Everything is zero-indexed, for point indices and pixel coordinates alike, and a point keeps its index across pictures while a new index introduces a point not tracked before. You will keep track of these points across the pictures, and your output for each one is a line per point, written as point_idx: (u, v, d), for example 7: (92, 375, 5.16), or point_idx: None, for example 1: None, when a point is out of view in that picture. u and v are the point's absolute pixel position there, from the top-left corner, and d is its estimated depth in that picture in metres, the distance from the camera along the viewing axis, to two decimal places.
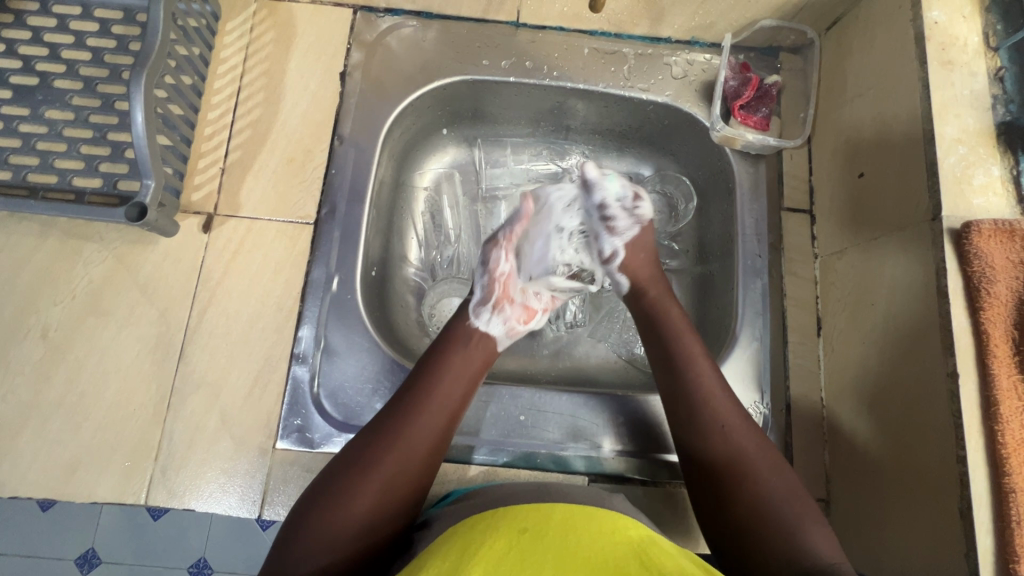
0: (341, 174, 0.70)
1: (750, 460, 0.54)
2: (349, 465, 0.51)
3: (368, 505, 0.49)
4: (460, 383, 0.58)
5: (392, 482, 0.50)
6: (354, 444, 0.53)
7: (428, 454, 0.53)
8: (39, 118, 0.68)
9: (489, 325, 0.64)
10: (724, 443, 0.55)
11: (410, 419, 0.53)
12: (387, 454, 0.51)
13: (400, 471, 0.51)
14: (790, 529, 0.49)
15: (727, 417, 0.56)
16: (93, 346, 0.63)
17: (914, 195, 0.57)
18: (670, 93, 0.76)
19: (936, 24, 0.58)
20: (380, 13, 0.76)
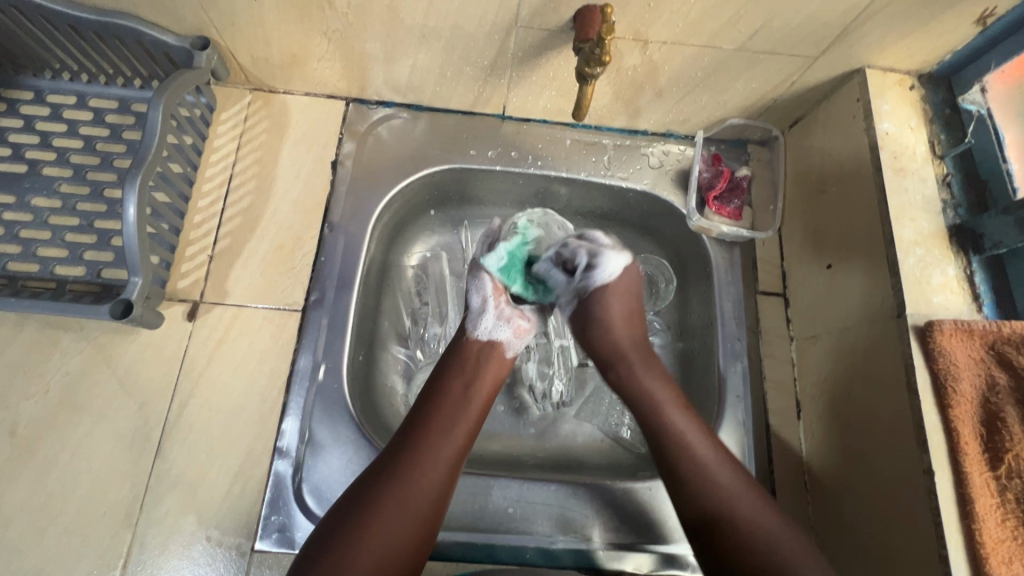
0: (331, 261, 0.71)
1: (733, 507, 0.53)
2: (357, 508, 0.51)
3: (373, 555, 0.48)
4: (462, 414, 0.59)
5: (395, 528, 0.50)
6: (350, 494, 0.53)
7: (433, 497, 0.53)
8: (25, 206, 0.69)
9: (492, 332, 0.67)
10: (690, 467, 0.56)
11: (413, 461, 0.54)
12: (390, 502, 0.51)
13: (407, 511, 0.51)
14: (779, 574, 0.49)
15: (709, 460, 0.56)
16: (64, 443, 0.61)
17: (879, 292, 0.60)
18: (647, 182, 0.80)
19: (887, 135, 0.64)
20: (372, 105, 0.79)
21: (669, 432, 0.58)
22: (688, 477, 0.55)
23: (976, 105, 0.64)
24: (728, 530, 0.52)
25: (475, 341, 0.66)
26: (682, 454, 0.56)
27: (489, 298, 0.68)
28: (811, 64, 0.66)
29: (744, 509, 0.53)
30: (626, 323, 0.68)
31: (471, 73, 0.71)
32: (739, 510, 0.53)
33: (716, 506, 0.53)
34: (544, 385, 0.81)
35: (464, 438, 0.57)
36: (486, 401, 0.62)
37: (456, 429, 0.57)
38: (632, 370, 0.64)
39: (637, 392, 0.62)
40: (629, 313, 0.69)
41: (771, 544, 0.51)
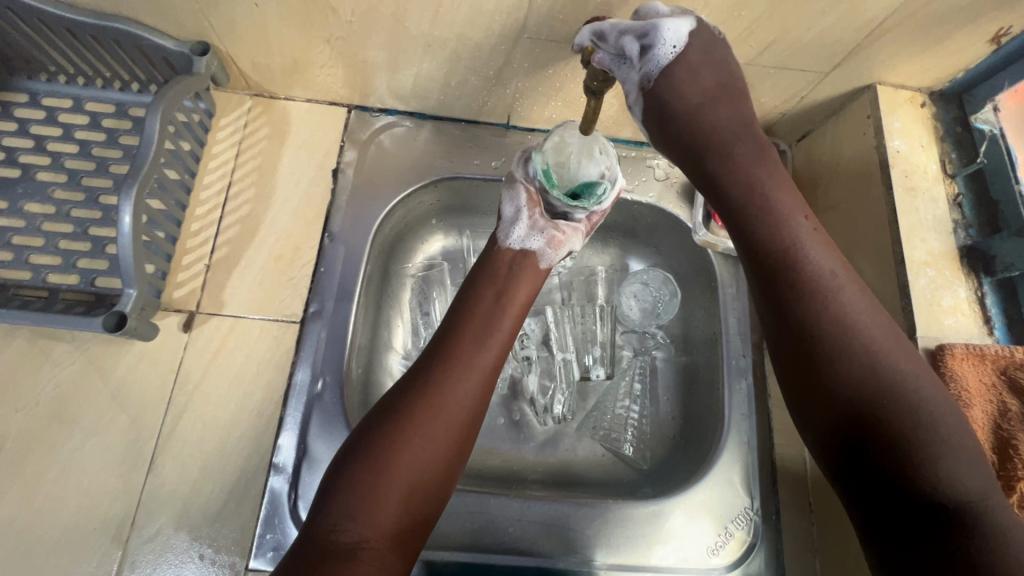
0: (330, 272, 0.70)
1: (910, 390, 0.46)
2: (390, 416, 0.52)
3: (419, 449, 0.50)
4: (497, 327, 0.60)
5: (434, 429, 0.52)
6: (383, 403, 0.53)
7: (470, 401, 0.54)
8: (17, 211, 0.67)
9: (525, 242, 0.66)
10: (835, 323, 0.49)
11: (447, 368, 0.55)
12: (427, 408, 0.52)
13: (445, 419, 0.52)
14: (934, 456, 0.44)
15: (851, 315, 0.49)
16: (55, 456, 0.59)
17: (888, 313, 0.59)
18: (653, 195, 0.79)
19: (897, 153, 0.63)
20: (374, 112, 0.77)
21: (834, 323, 0.49)
22: (835, 351, 0.48)
23: (989, 125, 0.62)
24: (894, 431, 0.45)
25: (508, 251, 0.65)
26: (847, 336, 0.48)
27: (524, 208, 0.66)
28: (822, 80, 0.65)
29: (923, 388, 0.46)
30: (712, 86, 0.55)
31: (475, 82, 0.70)
32: (883, 357, 0.47)
33: (879, 408, 0.46)
34: (546, 400, 0.79)
35: (499, 346, 0.59)
36: (520, 310, 0.63)
37: (492, 339, 0.58)
38: (744, 154, 0.54)
39: (796, 266, 0.50)
40: (688, 113, 0.55)
41: (940, 423, 0.45)
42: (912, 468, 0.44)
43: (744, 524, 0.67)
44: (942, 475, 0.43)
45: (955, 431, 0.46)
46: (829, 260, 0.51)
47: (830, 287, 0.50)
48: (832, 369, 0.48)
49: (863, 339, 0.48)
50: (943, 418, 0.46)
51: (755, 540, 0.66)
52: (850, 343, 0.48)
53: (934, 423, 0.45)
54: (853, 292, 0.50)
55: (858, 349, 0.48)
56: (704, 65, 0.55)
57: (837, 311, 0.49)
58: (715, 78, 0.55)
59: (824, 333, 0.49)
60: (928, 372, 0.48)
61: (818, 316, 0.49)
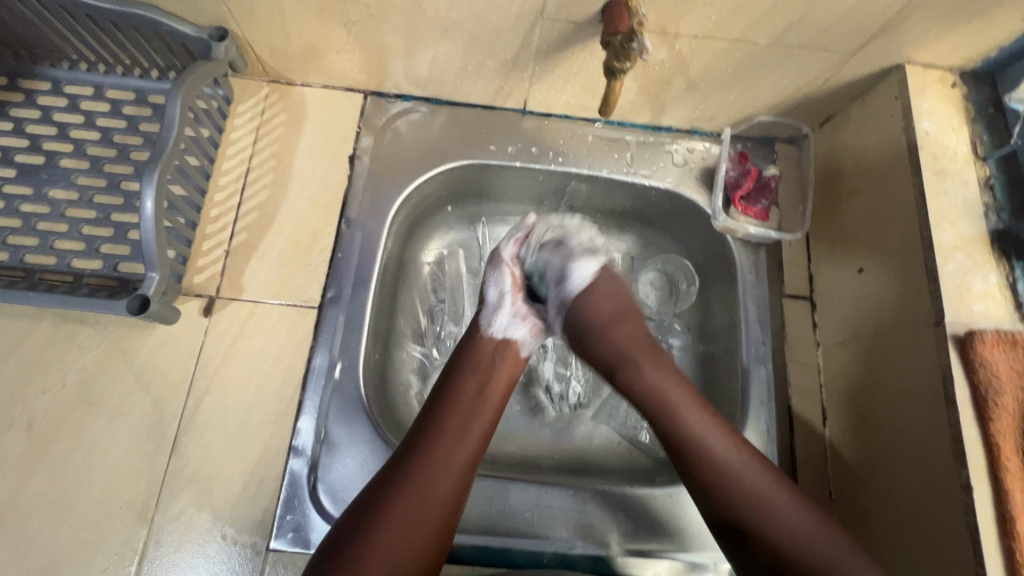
0: (348, 258, 0.70)
1: (757, 491, 0.54)
2: (368, 514, 0.51)
3: (395, 549, 0.49)
4: (477, 414, 0.58)
5: (406, 533, 0.50)
6: (361, 502, 0.52)
7: (444, 511, 0.52)
8: (42, 197, 0.68)
9: (506, 330, 0.65)
10: (704, 466, 0.56)
11: (427, 460, 0.54)
12: (405, 503, 0.51)
13: (421, 515, 0.51)
14: (800, 552, 0.52)
15: (740, 470, 0.55)
16: (81, 437, 0.61)
17: (915, 298, 0.58)
18: (671, 180, 0.78)
19: (926, 134, 0.61)
20: (390, 98, 0.77)
21: (718, 476, 0.55)
22: (726, 501, 0.54)
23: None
24: (760, 528, 0.53)
25: (490, 339, 0.64)
26: (739, 503, 0.54)
27: (506, 294, 0.67)
28: (848, 60, 0.63)
29: (792, 515, 0.53)
30: (627, 325, 0.64)
31: (492, 66, 0.69)
32: (756, 514, 0.53)
33: (749, 525, 0.53)
34: (562, 386, 0.81)
35: (481, 435, 0.57)
36: (501, 401, 0.61)
37: (473, 425, 0.57)
38: (643, 367, 0.61)
39: (688, 445, 0.57)
40: (609, 284, 0.66)
41: (796, 520, 0.53)
42: (785, 550, 0.52)
43: None
44: (796, 541, 0.52)
45: (830, 533, 0.52)
46: (716, 433, 0.57)
47: (751, 480, 0.55)
48: (710, 490, 0.55)
49: (763, 500, 0.53)
50: (801, 529, 0.52)
51: None
52: (726, 479, 0.55)
53: (766, 508, 0.53)
54: (723, 443, 0.57)
55: (739, 500, 0.54)
56: (606, 295, 0.65)
57: (733, 498, 0.54)
58: (617, 304, 0.65)
59: (726, 510, 0.54)
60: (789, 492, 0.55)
61: (723, 497, 0.54)
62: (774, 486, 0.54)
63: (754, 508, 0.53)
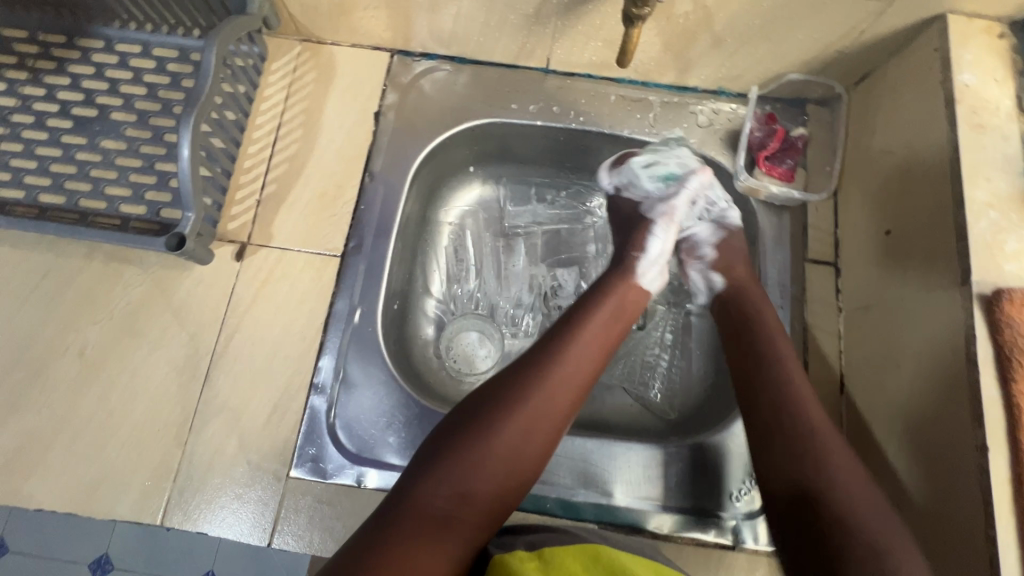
0: (370, 210, 0.73)
1: (818, 433, 0.52)
2: (499, 396, 0.53)
3: (520, 435, 0.52)
4: (606, 329, 0.59)
5: (530, 426, 0.52)
6: (492, 383, 0.55)
7: (567, 407, 0.54)
8: (95, 147, 0.74)
9: (653, 281, 0.66)
10: (780, 397, 0.55)
11: (557, 362, 0.55)
12: (535, 395, 0.53)
13: (547, 407, 0.53)
14: (830, 494, 0.48)
15: (815, 420, 0.53)
16: (127, 365, 0.66)
17: (942, 257, 0.56)
18: (694, 141, 0.76)
19: (966, 88, 0.58)
20: (415, 57, 0.79)
21: (785, 405, 0.55)
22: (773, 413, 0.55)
23: None
24: (801, 450, 0.52)
25: (638, 288, 0.65)
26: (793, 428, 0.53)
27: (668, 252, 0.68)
28: (885, 10, 0.61)
29: (835, 450, 0.51)
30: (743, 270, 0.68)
31: (515, 20, 0.69)
32: (806, 444, 0.52)
33: (790, 444, 0.52)
34: None
35: (602, 352, 0.58)
36: (626, 322, 0.62)
37: (598, 338, 0.58)
38: (753, 294, 0.65)
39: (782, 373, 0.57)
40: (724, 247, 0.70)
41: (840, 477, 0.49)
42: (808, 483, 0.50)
43: None
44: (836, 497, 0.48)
45: (892, 522, 0.47)
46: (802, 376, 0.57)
47: (816, 424, 0.53)
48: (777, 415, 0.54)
49: (801, 423, 0.53)
50: (841, 478, 0.49)
51: None
52: (782, 393, 0.56)
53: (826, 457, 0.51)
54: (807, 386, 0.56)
55: (782, 420, 0.54)
56: (731, 250, 0.70)
57: (806, 439, 0.52)
58: (741, 259, 0.70)
59: (762, 418, 0.55)
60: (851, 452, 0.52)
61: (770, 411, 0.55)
62: (836, 439, 0.52)
63: (805, 435, 0.52)
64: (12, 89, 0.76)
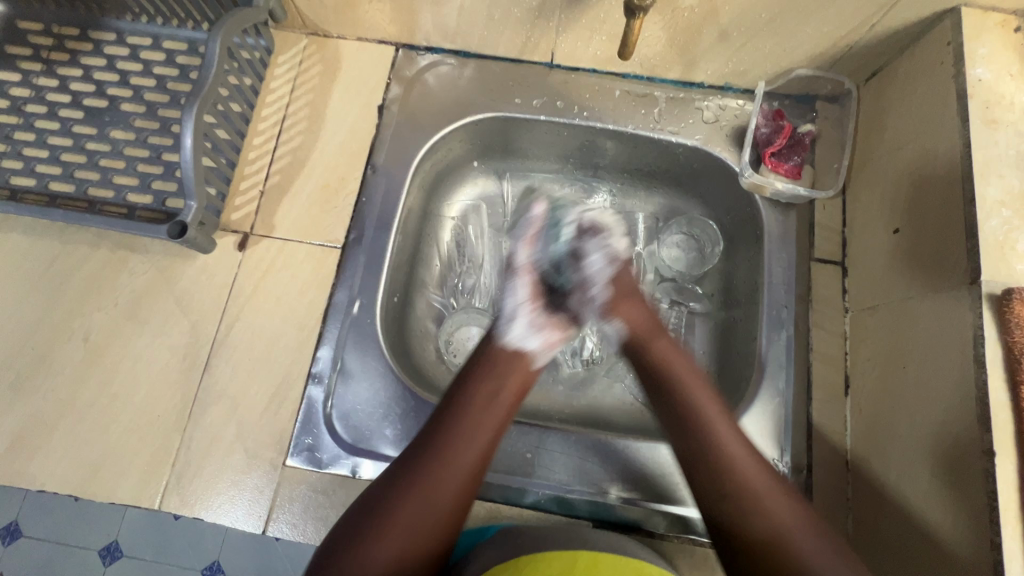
0: (371, 202, 0.73)
1: (757, 495, 0.53)
2: (405, 471, 0.53)
3: (423, 509, 0.51)
4: (500, 394, 0.58)
5: (432, 499, 0.52)
6: (402, 457, 0.54)
7: (471, 475, 0.54)
8: (104, 137, 0.75)
9: (524, 339, 0.63)
10: (720, 466, 0.54)
11: (452, 431, 0.55)
12: (435, 465, 0.53)
13: (451, 479, 0.53)
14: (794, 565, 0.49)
15: (752, 478, 0.54)
16: (129, 351, 0.67)
17: (952, 256, 0.54)
18: (699, 137, 0.75)
19: (979, 82, 0.56)
20: (420, 51, 0.79)
21: (726, 470, 0.54)
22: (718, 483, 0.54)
23: None
24: (744, 517, 0.52)
25: (507, 345, 0.62)
26: (736, 493, 0.53)
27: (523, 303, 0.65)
28: (896, 3, 0.59)
29: (777, 511, 0.52)
30: (639, 316, 0.65)
31: (518, 14, 0.69)
32: (749, 509, 0.52)
33: (733, 510, 0.53)
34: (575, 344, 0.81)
35: (498, 420, 0.57)
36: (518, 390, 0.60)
37: (498, 401, 0.58)
38: (662, 348, 0.63)
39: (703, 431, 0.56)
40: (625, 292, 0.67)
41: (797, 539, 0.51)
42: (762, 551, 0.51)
43: None
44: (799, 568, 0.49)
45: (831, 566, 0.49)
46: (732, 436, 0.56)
47: (755, 481, 0.53)
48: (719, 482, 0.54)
49: (742, 485, 0.53)
50: (795, 539, 0.51)
51: None
52: (721, 462, 0.54)
53: (771, 520, 0.51)
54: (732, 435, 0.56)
55: (727, 489, 0.53)
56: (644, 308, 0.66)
57: (730, 498, 0.53)
58: (648, 316, 0.66)
59: (719, 490, 0.54)
60: (784, 493, 0.53)
61: (713, 479, 0.54)
62: (777, 494, 0.53)
63: (747, 500, 0.53)
64: (26, 80, 0.77)
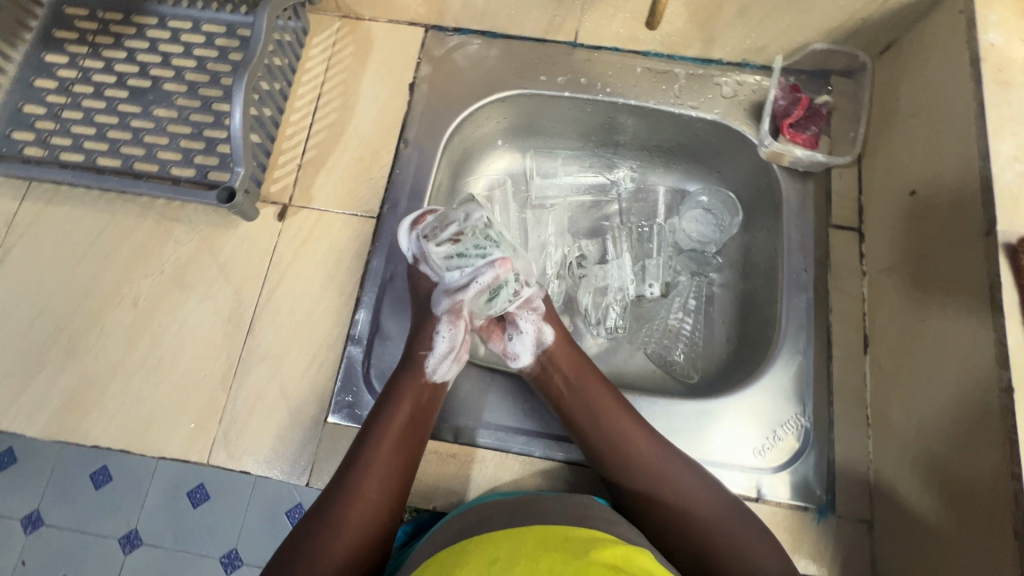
0: (404, 174, 0.76)
1: (679, 497, 0.57)
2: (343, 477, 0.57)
3: (356, 512, 0.55)
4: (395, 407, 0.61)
5: (361, 502, 0.55)
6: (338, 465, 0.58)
7: (381, 478, 0.57)
8: (149, 115, 0.78)
9: (444, 374, 0.65)
10: (638, 474, 0.59)
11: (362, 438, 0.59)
12: (359, 471, 0.57)
13: (376, 483, 0.56)
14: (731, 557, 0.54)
15: (670, 480, 0.58)
16: (176, 316, 0.70)
17: (968, 210, 0.56)
18: (718, 111, 0.78)
19: (991, 47, 0.59)
20: (448, 32, 0.82)
21: (648, 478, 0.59)
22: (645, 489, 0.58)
23: None
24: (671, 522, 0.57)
25: (430, 386, 0.63)
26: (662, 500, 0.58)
27: (457, 347, 0.66)
28: None
29: (699, 506, 0.57)
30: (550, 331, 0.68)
31: None
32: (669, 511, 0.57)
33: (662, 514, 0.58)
34: (600, 314, 0.81)
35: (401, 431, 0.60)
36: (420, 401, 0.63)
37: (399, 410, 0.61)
38: (560, 359, 0.66)
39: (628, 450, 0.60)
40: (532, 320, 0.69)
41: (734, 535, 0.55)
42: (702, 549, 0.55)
43: (793, 430, 0.67)
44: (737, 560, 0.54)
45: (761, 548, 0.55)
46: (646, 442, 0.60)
47: (675, 483, 0.58)
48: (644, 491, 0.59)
49: (664, 490, 0.58)
50: (721, 530, 0.56)
51: (803, 446, 0.66)
52: (643, 472, 0.59)
53: (697, 519, 0.56)
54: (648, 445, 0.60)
55: (651, 495, 0.58)
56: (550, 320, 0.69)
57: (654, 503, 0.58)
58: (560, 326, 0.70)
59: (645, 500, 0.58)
60: (707, 490, 0.58)
61: (640, 488, 0.59)
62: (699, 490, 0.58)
63: (673, 504, 0.57)
64: (74, 62, 0.81)
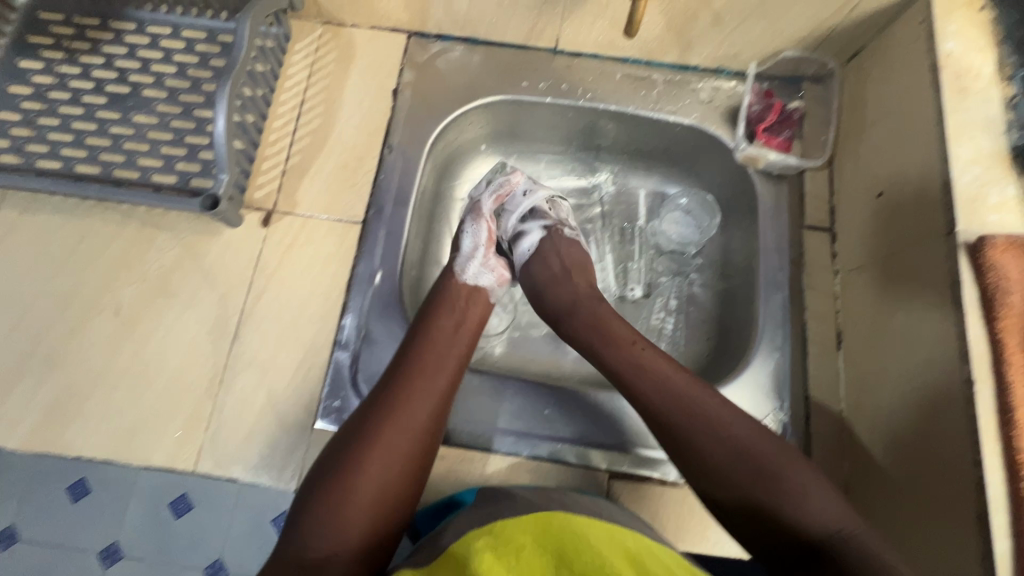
0: (389, 179, 0.76)
1: (727, 438, 0.53)
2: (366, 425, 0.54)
3: (378, 464, 0.52)
4: (438, 366, 0.59)
5: (386, 454, 0.52)
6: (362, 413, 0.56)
7: (412, 432, 0.54)
8: (128, 121, 0.78)
9: (477, 278, 0.70)
10: (681, 414, 0.55)
11: (396, 389, 0.57)
12: (387, 419, 0.54)
13: (404, 436, 0.54)
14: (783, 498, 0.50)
15: (717, 422, 0.54)
16: (160, 324, 0.69)
17: (930, 211, 0.59)
18: (695, 116, 0.80)
19: (950, 55, 0.62)
20: (431, 39, 0.83)
21: (690, 418, 0.55)
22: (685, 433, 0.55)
23: None
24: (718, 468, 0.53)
25: (463, 285, 0.69)
26: (706, 442, 0.54)
27: (480, 247, 0.72)
28: None
29: (747, 447, 0.53)
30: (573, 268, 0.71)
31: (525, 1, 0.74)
32: (714, 454, 0.53)
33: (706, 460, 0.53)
34: None
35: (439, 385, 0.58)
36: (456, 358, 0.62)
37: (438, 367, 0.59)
38: (592, 304, 0.66)
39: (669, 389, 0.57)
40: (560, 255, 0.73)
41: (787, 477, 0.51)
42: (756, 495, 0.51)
43: (771, 425, 0.69)
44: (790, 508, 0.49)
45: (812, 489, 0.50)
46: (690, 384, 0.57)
47: (721, 425, 0.54)
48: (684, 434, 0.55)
49: (708, 433, 0.54)
50: (771, 472, 0.51)
51: None
52: (686, 412, 0.55)
53: (746, 462, 0.52)
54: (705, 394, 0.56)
55: (693, 441, 0.54)
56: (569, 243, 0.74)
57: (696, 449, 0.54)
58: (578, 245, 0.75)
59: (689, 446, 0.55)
60: (761, 435, 0.54)
61: (682, 429, 0.55)
62: (749, 433, 0.54)
63: (720, 445, 0.53)
64: (49, 68, 0.80)
